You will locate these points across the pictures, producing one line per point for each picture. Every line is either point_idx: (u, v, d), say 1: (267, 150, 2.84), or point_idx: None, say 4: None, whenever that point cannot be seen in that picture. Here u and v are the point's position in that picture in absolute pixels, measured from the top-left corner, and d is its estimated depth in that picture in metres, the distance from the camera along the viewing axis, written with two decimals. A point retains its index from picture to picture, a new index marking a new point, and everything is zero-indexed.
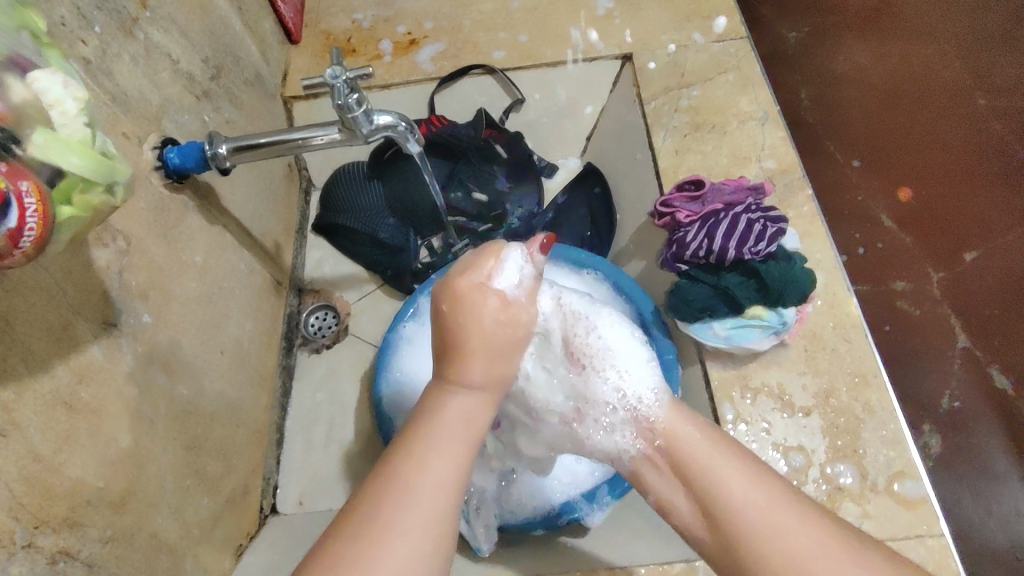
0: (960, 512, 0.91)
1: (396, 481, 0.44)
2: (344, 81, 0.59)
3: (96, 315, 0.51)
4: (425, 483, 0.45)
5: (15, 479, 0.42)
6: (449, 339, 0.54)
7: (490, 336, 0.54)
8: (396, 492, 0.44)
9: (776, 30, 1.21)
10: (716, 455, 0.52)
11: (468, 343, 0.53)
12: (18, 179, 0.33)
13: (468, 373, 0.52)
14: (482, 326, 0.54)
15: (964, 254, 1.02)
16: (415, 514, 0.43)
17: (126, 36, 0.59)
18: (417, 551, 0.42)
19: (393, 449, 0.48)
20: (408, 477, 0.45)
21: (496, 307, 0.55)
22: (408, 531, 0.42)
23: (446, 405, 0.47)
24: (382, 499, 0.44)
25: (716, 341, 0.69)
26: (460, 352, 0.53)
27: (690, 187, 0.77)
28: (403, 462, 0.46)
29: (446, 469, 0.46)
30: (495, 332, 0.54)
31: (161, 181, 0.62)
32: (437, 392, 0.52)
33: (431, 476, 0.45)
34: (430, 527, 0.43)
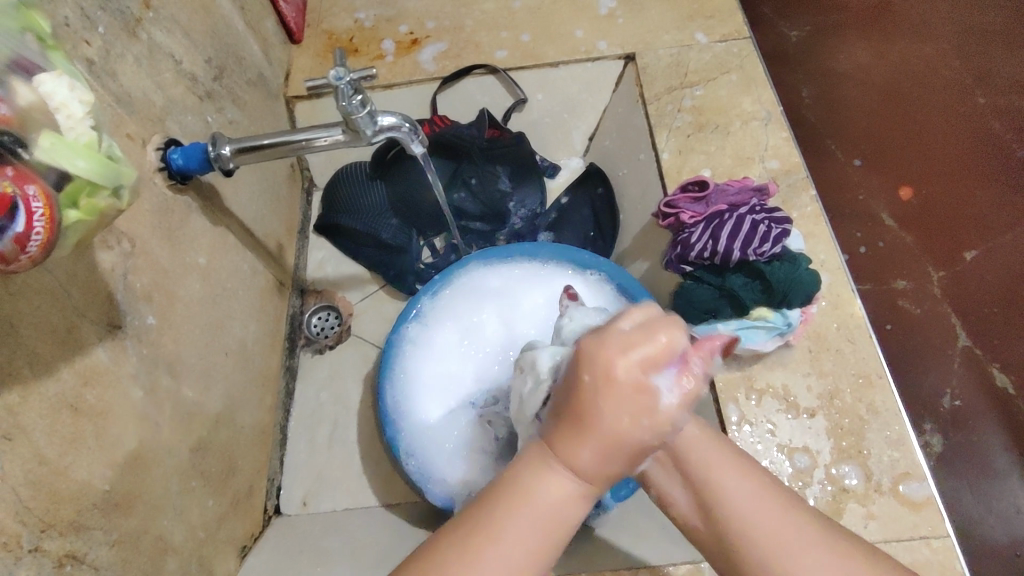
0: (961, 511, 0.91)
1: (510, 497, 0.40)
2: (347, 82, 0.59)
3: (100, 317, 0.51)
4: (541, 500, 0.39)
5: (20, 483, 0.42)
6: (546, 390, 0.45)
7: (598, 392, 0.44)
8: (507, 508, 0.40)
9: (776, 28, 1.20)
10: (724, 457, 0.47)
11: (596, 421, 0.37)
12: (25, 183, 0.33)
13: (580, 459, 0.38)
14: (581, 375, 0.46)
15: (965, 253, 1.02)
16: (531, 528, 0.39)
17: (129, 37, 0.58)
18: (527, 555, 0.39)
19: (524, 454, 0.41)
20: (527, 487, 0.40)
21: (608, 358, 0.48)
22: (513, 542, 0.39)
23: (563, 421, 0.39)
24: (478, 522, 0.40)
25: (720, 343, 0.68)
26: (569, 425, 0.38)
27: (694, 187, 0.76)
28: (535, 464, 0.40)
29: (558, 508, 0.39)
30: (589, 379, 0.49)
31: (165, 182, 0.62)
32: (530, 465, 0.40)
33: (549, 504, 0.39)
34: (529, 539, 0.39)
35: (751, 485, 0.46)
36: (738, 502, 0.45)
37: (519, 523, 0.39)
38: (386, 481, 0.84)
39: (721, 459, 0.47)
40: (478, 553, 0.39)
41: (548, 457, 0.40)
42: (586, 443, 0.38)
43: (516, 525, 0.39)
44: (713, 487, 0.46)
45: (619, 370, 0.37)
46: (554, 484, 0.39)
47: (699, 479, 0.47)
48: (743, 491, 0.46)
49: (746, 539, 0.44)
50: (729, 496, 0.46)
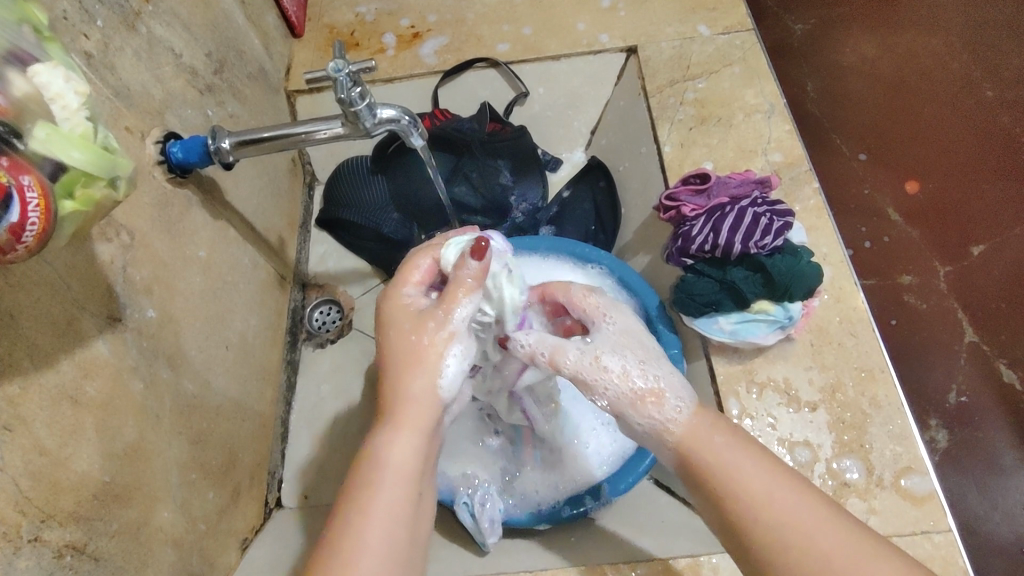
0: (965, 507, 0.90)
1: (366, 477, 0.46)
2: (347, 75, 0.59)
3: (101, 310, 0.51)
4: (392, 467, 0.47)
5: (20, 473, 0.42)
6: (391, 366, 0.51)
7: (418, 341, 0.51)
8: (370, 488, 0.46)
9: (782, 21, 1.18)
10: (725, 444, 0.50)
11: (400, 366, 0.51)
12: (19, 173, 0.33)
13: (409, 391, 0.50)
14: (399, 330, 0.52)
15: (973, 247, 1.01)
16: (391, 499, 0.46)
17: (128, 30, 0.58)
18: (394, 511, 0.45)
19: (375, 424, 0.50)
20: (382, 457, 0.47)
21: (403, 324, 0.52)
22: (379, 524, 0.44)
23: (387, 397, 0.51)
24: (354, 502, 0.45)
25: (721, 336, 0.69)
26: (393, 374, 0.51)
27: (695, 180, 0.76)
28: (389, 430, 0.49)
29: (406, 461, 0.47)
30: (416, 335, 0.51)
31: (164, 175, 0.62)
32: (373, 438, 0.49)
33: (396, 466, 0.47)
34: (402, 507, 0.46)
35: (751, 461, 0.48)
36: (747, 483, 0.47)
37: (382, 497, 0.46)
38: None
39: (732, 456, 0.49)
40: (355, 521, 0.44)
41: (389, 424, 0.49)
42: (424, 377, 0.50)
43: (381, 497, 0.46)
44: (730, 488, 0.47)
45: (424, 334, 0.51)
46: (397, 445, 0.48)
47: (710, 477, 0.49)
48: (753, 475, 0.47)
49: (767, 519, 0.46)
50: (752, 494, 0.46)
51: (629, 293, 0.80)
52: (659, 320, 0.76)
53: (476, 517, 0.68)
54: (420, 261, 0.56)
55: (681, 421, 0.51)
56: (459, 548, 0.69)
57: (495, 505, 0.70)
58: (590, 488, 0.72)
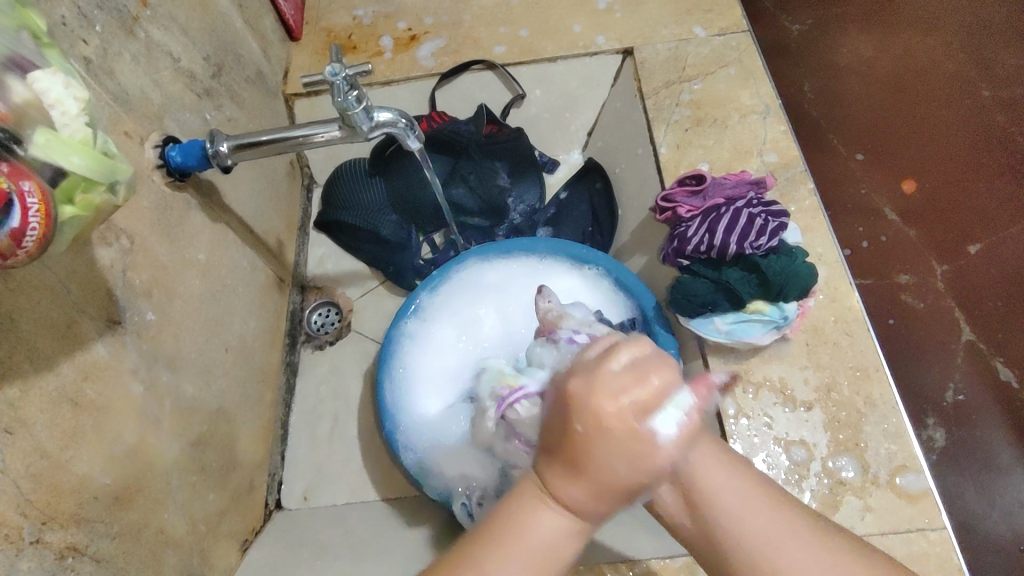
0: (962, 505, 0.90)
1: (506, 554, 0.45)
2: (343, 78, 0.59)
3: (100, 313, 0.52)
4: (539, 536, 0.45)
5: (22, 476, 0.43)
6: (598, 439, 0.42)
7: (627, 452, 0.42)
8: (506, 547, 0.45)
9: (777, 22, 1.19)
10: (711, 459, 0.45)
11: (597, 451, 0.42)
12: (20, 179, 0.33)
13: (570, 492, 0.44)
14: (611, 424, 0.42)
15: (969, 247, 1.02)
16: (526, 560, 0.45)
17: (127, 35, 0.59)
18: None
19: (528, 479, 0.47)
20: (527, 524, 0.45)
21: (631, 425, 0.42)
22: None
23: (552, 453, 0.45)
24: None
25: (718, 336, 0.69)
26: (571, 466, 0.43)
27: (691, 181, 0.76)
28: (542, 496, 0.46)
29: (553, 551, 0.45)
30: (626, 443, 0.42)
31: (163, 179, 0.62)
32: (528, 499, 0.46)
33: (545, 533, 0.45)
34: (531, 570, 0.45)
35: (732, 481, 0.45)
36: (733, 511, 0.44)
37: (514, 565, 0.45)
38: (387, 475, 0.84)
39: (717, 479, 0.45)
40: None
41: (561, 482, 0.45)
42: (622, 457, 0.42)
43: (514, 561, 0.45)
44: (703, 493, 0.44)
45: (627, 398, 0.42)
46: (549, 516, 0.45)
47: (702, 499, 0.44)
48: (730, 499, 0.44)
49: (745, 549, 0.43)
50: (717, 495, 0.44)
51: (627, 294, 0.81)
52: (655, 320, 0.77)
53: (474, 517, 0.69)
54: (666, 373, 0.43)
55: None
56: None
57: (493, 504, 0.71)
58: None
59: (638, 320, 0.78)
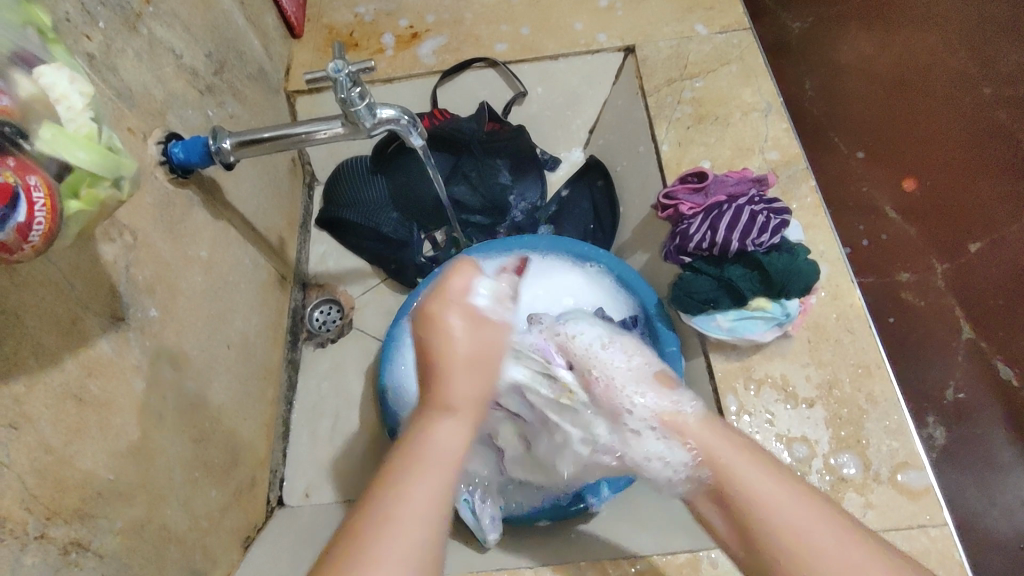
0: (965, 504, 0.90)
1: (413, 460, 0.47)
2: (347, 75, 0.59)
3: (104, 309, 0.52)
4: (433, 453, 0.48)
5: (26, 471, 0.43)
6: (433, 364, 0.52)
7: (468, 354, 0.52)
8: (413, 468, 0.47)
9: (778, 20, 1.19)
10: (737, 453, 0.52)
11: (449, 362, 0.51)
12: (26, 174, 0.33)
13: (452, 388, 0.51)
14: (459, 333, 0.52)
15: (969, 245, 1.02)
16: (430, 476, 0.47)
17: (130, 32, 0.59)
18: (429, 503, 0.45)
19: (422, 411, 0.52)
20: (426, 438, 0.49)
21: (471, 338, 0.52)
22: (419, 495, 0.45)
23: (430, 379, 0.52)
24: (388, 486, 0.45)
25: (720, 333, 0.69)
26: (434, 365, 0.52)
27: (693, 178, 0.76)
28: (442, 414, 0.50)
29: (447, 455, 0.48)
30: (473, 344, 0.52)
31: (166, 175, 0.62)
32: (422, 419, 0.51)
33: (440, 446, 0.49)
34: (441, 486, 0.46)
35: (763, 473, 0.50)
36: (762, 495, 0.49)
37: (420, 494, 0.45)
38: None
39: (750, 472, 0.51)
40: (389, 503, 0.44)
41: (444, 408, 0.51)
42: (469, 373, 0.51)
43: (422, 477, 0.46)
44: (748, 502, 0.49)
45: (458, 320, 0.52)
46: (445, 428, 0.50)
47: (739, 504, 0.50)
48: (762, 490, 0.49)
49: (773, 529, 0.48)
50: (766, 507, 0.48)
51: (629, 291, 0.81)
52: (657, 319, 0.77)
53: (476, 515, 0.70)
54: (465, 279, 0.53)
55: (695, 419, 0.56)
56: (459, 544, 0.70)
57: (494, 502, 0.72)
58: (590, 488, 0.73)
59: (640, 318, 0.79)
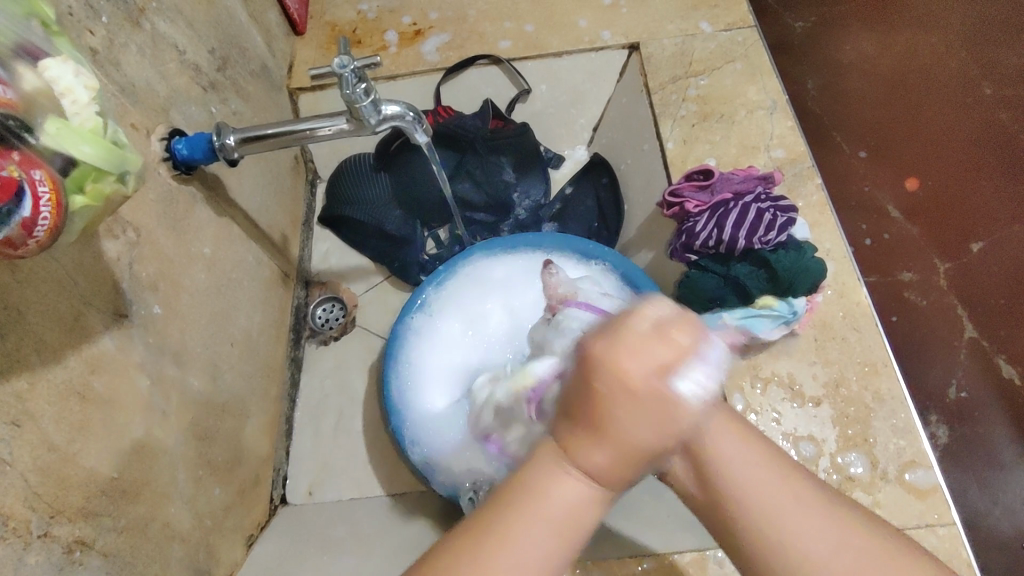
0: (967, 503, 0.89)
1: (522, 509, 0.41)
2: (352, 71, 0.59)
3: (107, 305, 0.51)
4: (557, 510, 0.41)
5: (29, 469, 0.42)
6: (601, 400, 0.38)
7: (649, 441, 0.39)
8: (519, 528, 0.41)
9: (781, 19, 1.18)
10: (728, 430, 0.45)
11: (617, 423, 0.38)
12: (31, 168, 0.33)
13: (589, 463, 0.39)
14: (635, 394, 0.38)
15: (972, 244, 1.02)
16: (546, 536, 0.41)
17: (133, 27, 0.58)
18: (545, 563, 0.41)
19: (537, 461, 0.43)
20: (545, 496, 0.41)
21: (654, 393, 0.38)
22: (534, 561, 0.41)
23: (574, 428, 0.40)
24: (498, 534, 0.41)
25: (727, 331, 0.66)
26: (597, 424, 0.39)
27: (699, 176, 0.75)
28: (558, 472, 0.41)
29: (573, 511, 0.41)
30: (668, 426, 0.39)
31: (169, 172, 0.62)
32: (542, 477, 0.41)
33: (561, 508, 0.41)
34: (555, 546, 0.41)
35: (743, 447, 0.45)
36: (746, 480, 0.43)
37: (533, 547, 0.41)
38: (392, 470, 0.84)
39: (735, 450, 0.45)
40: (497, 563, 0.40)
41: (569, 460, 0.41)
42: (652, 431, 0.38)
43: (532, 539, 0.41)
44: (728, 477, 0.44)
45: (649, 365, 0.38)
46: (570, 487, 0.41)
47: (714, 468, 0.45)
48: (753, 475, 0.43)
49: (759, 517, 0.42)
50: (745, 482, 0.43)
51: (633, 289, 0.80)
52: None
53: None
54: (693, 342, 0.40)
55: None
56: None
57: None
58: None
59: None
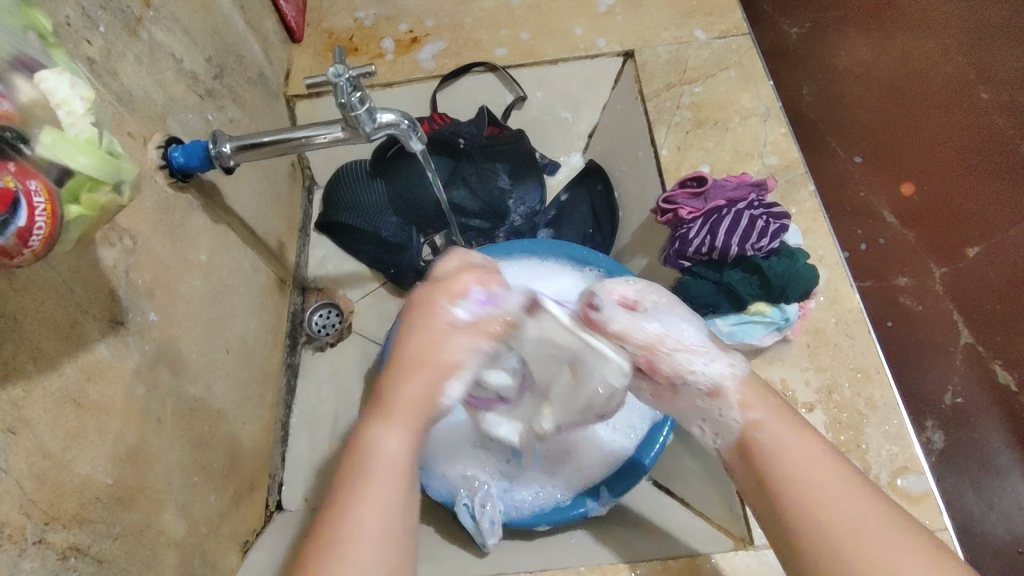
0: (962, 506, 0.90)
1: (363, 465, 0.46)
2: (347, 80, 0.59)
3: (103, 313, 0.52)
4: (382, 458, 0.47)
5: (25, 475, 0.43)
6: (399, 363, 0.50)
7: (436, 363, 0.49)
8: (364, 479, 0.46)
9: (776, 25, 1.19)
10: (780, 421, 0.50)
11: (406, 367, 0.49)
12: (27, 178, 0.33)
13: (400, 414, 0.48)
14: (418, 342, 0.50)
15: (967, 249, 1.02)
16: (382, 485, 0.45)
17: (130, 36, 0.59)
18: (382, 516, 0.44)
19: (365, 417, 0.50)
20: (372, 447, 0.47)
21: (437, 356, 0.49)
22: (372, 509, 0.44)
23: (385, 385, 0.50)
24: (346, 494, 0.45)
25: (719, 337, 0.69)
26: (392, 375, 0.50)
27: (693, 183, 0.76)
28: (381, 421, 0.48)
29: (396, 459, 0.47)
30: (438, 356, 0.49)
31: (165, 180, 0.62)
32: (364, 428, 0.49)
33: (387, 458, 0.47)
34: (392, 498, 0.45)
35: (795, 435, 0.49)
36: (807, 469, 0.47)
37: (379, 495, 0.45)
38: None
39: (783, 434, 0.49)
40: (341, 524, 0.44)
41: (384, 415, 0.48)
42: (418, 380, 0.49)
43: (374, 486, 0.45)
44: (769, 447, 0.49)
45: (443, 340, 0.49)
46: (387, 438, 0.47)
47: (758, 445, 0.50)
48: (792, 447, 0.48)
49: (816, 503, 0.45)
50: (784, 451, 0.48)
51: None
52: None
53: (476, 520, 0.69)
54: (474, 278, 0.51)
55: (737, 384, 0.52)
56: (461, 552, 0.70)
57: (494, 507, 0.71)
58: (590, 491, 0.73)
59: None
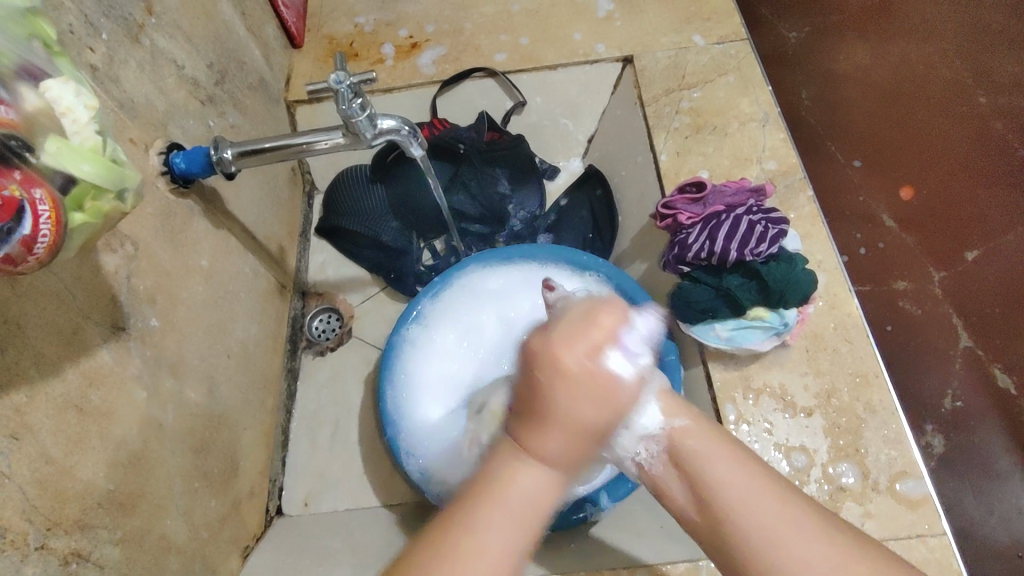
0: (961, 510, 0.91)
1: (491, 499, 0.42)
2: (348, 86, 0.60)
3: (105, 319, 0.52)
4: (516, 497, 0.42)
5: (27, 481, 0.43)
6: (533, 385, 0.43)
7: (585, 415, 0.42)
8: (489, 512, 0.42)
9: (775, 30, 1.20)
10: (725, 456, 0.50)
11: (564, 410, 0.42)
12: (31, 187, 0.33)
13: (547, 448, 0.42)
14: (564, 354, 0.42)
15: (966, 253, 1.03)
16: (508, 521, 0.42)
17: (132, 43, 0.59)
18: (506, 559, 0.41)
19: (511, 436, 0.44)
20: (512, 484, 0.42)
21: (591, 372, 0.42)
22: (494, 551, 0.41)
23: (526, 414, 0.43)
24: (462, 524, 0.42)
25: (718, 342, 0.70)
26: (537, 412, 0.42)
27: (691, 189, 0.77)
28: (526, 454, 0.43)
29: (536, 501, 0.42)
30: (592, 406, 0.42)
31: (167, 186, 0.63)
32: (508, 457, 0.43)
33: (523, 495, 0.42)
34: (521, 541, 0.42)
35: (741, 470, 0.48)
36: (757, 518, 0.46)
37: (501, 528, 0.42)
38: (388, 480, 0.84)
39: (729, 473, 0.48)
40: (458, 557, 0.40)
41: (530, 448, 0.43)
42: (588, 403, 0.42)
43: (497, 525, 0.42)
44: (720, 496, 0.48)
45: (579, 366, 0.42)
46: (529, 476, 0.42)
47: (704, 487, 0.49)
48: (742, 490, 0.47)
49: (765, 554, 0.45)
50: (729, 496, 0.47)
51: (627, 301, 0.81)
52: None
53: None
54: (617, 323, 0.44)
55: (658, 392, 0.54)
56: None
57: None
58: (589, 495, 0.72)
59: None
